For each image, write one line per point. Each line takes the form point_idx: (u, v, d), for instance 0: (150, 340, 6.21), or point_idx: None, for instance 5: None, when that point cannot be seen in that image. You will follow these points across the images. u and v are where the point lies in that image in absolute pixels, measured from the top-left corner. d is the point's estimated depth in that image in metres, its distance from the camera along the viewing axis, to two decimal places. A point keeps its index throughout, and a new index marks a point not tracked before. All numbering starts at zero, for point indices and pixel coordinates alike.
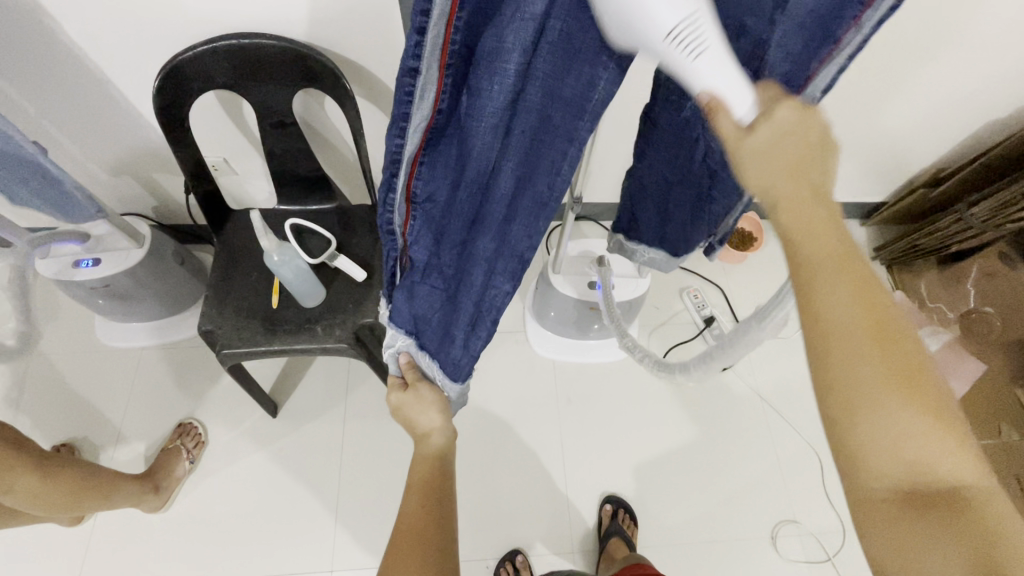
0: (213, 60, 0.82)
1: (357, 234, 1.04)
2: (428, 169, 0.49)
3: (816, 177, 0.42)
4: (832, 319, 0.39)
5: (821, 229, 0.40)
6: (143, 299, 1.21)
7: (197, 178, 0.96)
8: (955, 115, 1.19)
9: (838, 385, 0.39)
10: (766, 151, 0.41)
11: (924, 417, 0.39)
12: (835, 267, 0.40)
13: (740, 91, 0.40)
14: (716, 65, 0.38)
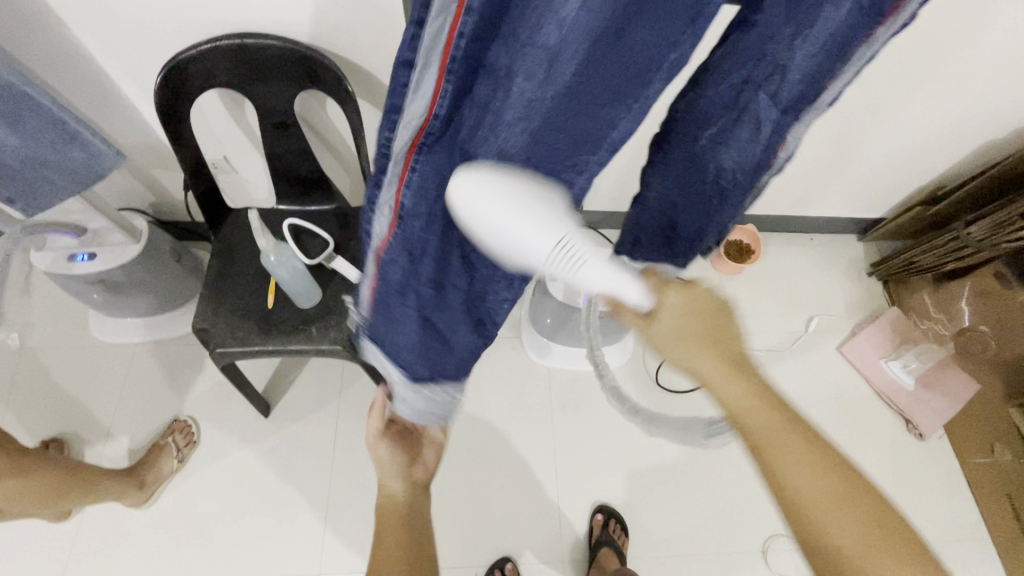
0: (216, 59, 0.82)
1: (355, 236, 1.04)
2: (418, 184, 0.43)
3: (722, 336, 0.56)
4: (799, 494, 0.51)
5: (748, 393, 0.53)
6: (138, 295, 1.21)
7: (196, 176, 0.96)
8: (953, 132, 1.20)
9: (824, 539, 0.50)
10: (672, 329, 0.56)
11: (887, 551, 0.50)
12: (775, 419, 0.52)
13: (628, 287, 0.55)
14: (598, 271, 0.51)
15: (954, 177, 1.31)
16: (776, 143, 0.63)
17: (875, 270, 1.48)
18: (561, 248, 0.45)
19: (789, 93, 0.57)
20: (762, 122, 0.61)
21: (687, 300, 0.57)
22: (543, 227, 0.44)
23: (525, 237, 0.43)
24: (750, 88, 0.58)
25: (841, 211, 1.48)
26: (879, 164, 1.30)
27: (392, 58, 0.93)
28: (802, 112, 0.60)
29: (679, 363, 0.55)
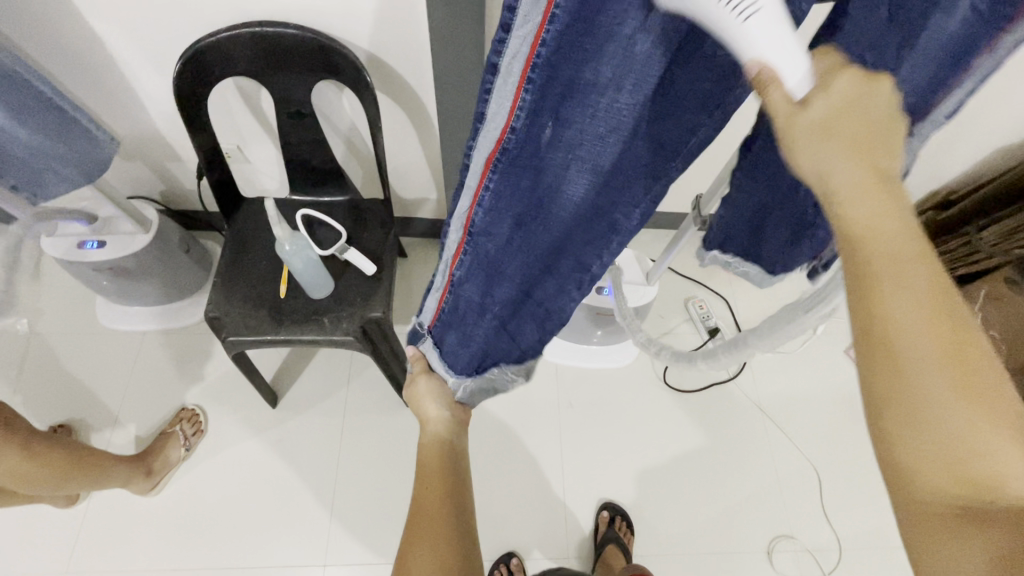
0: (236, 47, 0.82)
1: (368, 228, 1.04)
2: (492, 196, 0.45)
3: (883, 160, 0.34)
4: (901, 340, 0.34)
5: (898, 229, 0.34)
6: (147, 283, 1.21)
7: (211, 164, 0.96)
8: (968, 138, 1.19)
9: (910, 394, 0.34)
10: (830, 127, 0.33)
11: (992, 429, 0.34)
12: (909, 269, 0.34)
13: (793, 60, 0.32)
14: (767, 25, 0.31)
15: (968, 182, 1.31)
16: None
17: None
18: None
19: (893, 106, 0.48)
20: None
21: (852, 92, 0.34)
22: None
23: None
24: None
25: None
26: None
27: (410, 52, 0.93)
28: (914, 126, 0.49)
29: (815, 171, 0.35)
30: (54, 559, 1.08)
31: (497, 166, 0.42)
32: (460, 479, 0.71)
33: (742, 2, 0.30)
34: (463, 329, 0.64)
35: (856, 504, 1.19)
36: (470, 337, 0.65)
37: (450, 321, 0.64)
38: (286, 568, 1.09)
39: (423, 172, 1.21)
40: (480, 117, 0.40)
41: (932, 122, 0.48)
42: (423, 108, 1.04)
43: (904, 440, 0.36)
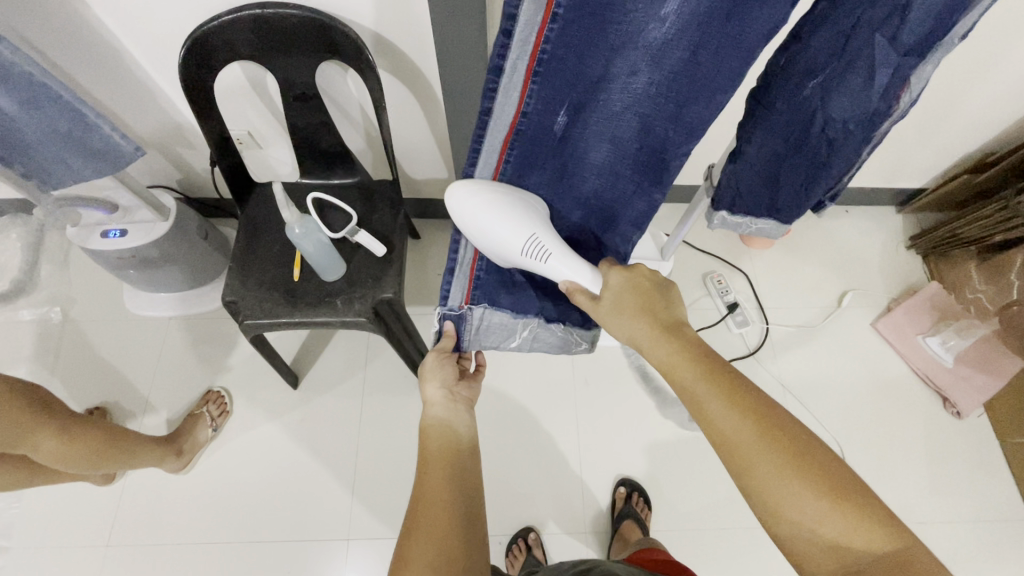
0: (237, 31, 0.82)
1: (377, 210, 1.04)
2: (516, 145, 0.60)
3: (661, 314, 0.60)
4: (728, 434, 0.51)
5: (679, 361, 0.56)
6: (167, 270, 1.24)
7: (222, 151, 0.97)
8: (1006, 97, 1.12)
9: (754, 476, 0.49)
10: (618, 307, 0.62)
11: (822, 495, 0.47)
12: (705, 385, 0.53)
13: (582, 273, 0.65)
14: (560, 262, 0.64)
15: (1004, 144, 1.24)
16: (894, 92, 0.58)
17: (914, 244, 1.43)
18: (531, 246, 0.63)
19: (912, 35, 0.53)
20: (879, 69, 0.57)
21: (629, 278, 0.64)
22: (517, 227, 0.62)
23: (502, 231, 0.62)
24: (865, 28, 0.55)
25: (877, 182, 1.42)
26: (924, 131, 1.23)
27: (412, 28, 0.91)
28: (928, 53, 0.55)
29: (626, 337, 0.62)
30: (95, 533, 1.14)
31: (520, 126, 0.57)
32: (465, 458, 0.67)
33: (538, 256, 0.64)
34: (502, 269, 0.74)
35: (878, 481, 1.18)
36: (521, 287, 0.76)
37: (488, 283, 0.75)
38: (311, 541, 1.13)
39: (433, 152, 1.21)
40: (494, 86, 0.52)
41: (945, 44, 0.53)
42: (427, 86, 1.03)
43: (778, 523, 0.49)
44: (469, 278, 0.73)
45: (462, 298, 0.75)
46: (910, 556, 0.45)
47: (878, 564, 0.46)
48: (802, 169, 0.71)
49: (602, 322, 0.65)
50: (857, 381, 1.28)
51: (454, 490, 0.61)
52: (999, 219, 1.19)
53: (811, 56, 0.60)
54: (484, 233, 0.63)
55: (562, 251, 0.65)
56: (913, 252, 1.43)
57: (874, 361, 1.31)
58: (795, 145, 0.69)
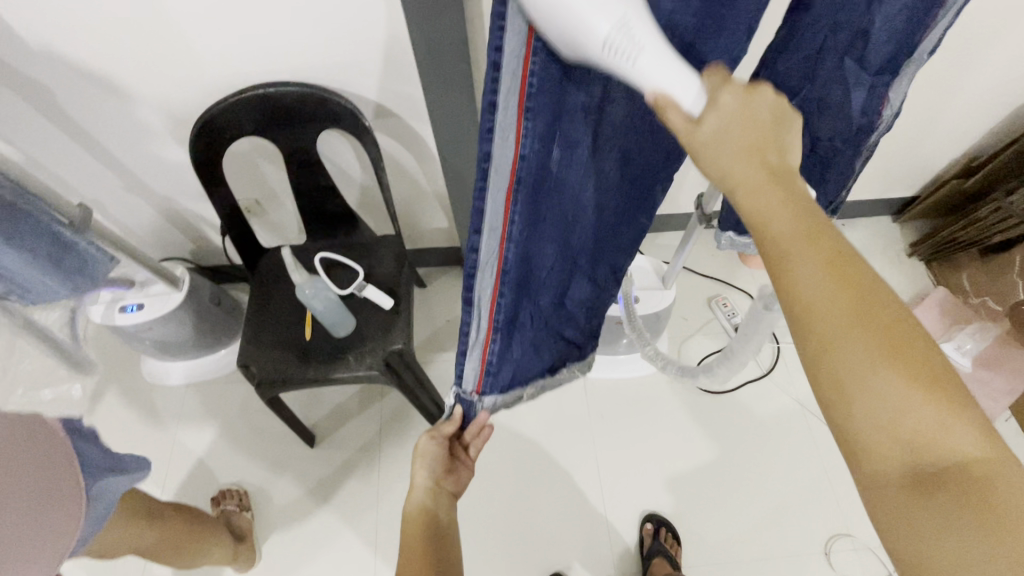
0: (242, 111, 0.88)
1: (382, 263, 1.08)
2: (517, 229, 0.50)
3: (772, 155, 0.38)
4: (808, 296, 0.35)
5: (784, 209, 0.36)
6: (183, 338, 1.27)
7: (232, 220, 1.01)
8: (980, 103, 1.16)
9: (841, 353, 0.34)
10: (715, 137, 0.38)
11: (919, 386, 0.33)
12: (804, 243, 0.35)
13: (684, 84, 0.37)
14: (659, 65, 0.36)
15: (987, 147, 1.27)
16: (874, 106, 0.61)
17: (914, 251, 1.44)
18: (619, 33, 0.34)
19: (880, 56, 0.56)
20: (855, 90, 0.60)
21: (740, 105, 0.38)
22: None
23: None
24: (834, 55, 0.58)
25: (869, 194, 1.44)
26: (906, 142, 1.26)
27: (406, 94, 0.97)
28: (899, 69, 0.58)
29: (715, 175, 0.38)
30: None
31: (517, 201, 0.48)
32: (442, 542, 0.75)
33: (623, 55, 0.35)
34: (509, 360, 0.67)
35: None
36: (530, 358, 0.71)
37: (497, 369, 0.67)
38: None
39: (432, 204, 1.25)
40: (486, 157, 0.43)
41: (914, 59, 0.57)
42: (423, 144, 1.08)
43: (845, 419, 0.35)
44: (482, 364, 0.63)
45: (474, 384, 0.66)
46: (998, 473, 0.33)
47: (960, 474, 0.33)
48: (797, 185, 0.74)
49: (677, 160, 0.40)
50: None
51: (434, 571, 0.70)
52: (994, 220, 1.22)
53: (779, 78, 0.63)
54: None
55: (664, 48, 0.36)
56: (915, 259, 1.44)
57: None
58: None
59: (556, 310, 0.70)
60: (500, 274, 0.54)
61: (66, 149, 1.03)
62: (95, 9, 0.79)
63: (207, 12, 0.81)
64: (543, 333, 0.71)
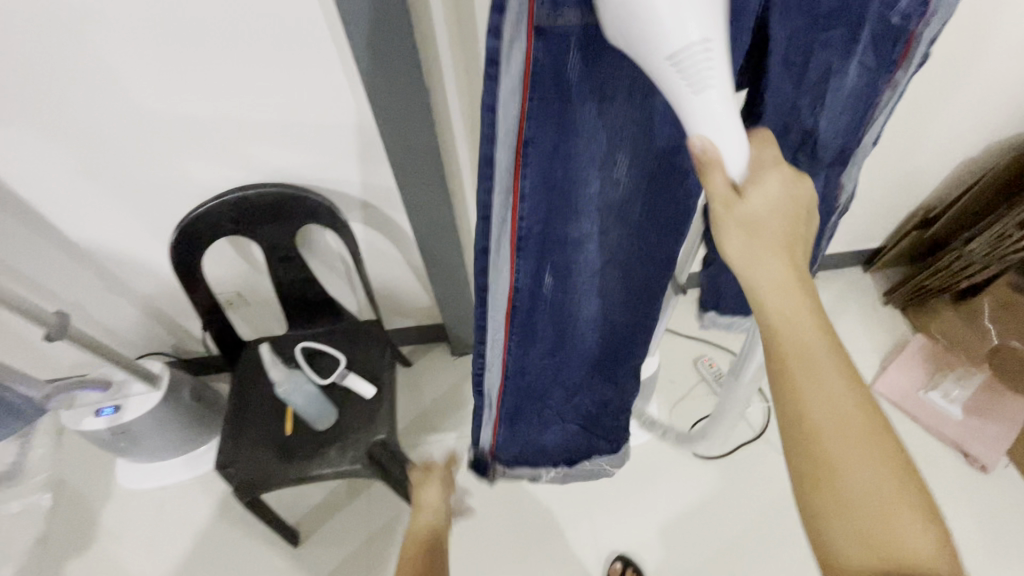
0: (220, 212, 0.91)
1: (364, 349, 1.07)
2: (516, 326, 0.66)
3: (805, 263, 0.48)
4: (815, 383, 0.46)
5: (804, 309, 0.46)
6: (161, 436, 1.23)
7: (211, 317, 1.02)
8: (929, 160, 1.22)
9: (808, 396, 0.46)
10: (762, 227, 0.46)
11: (886, 472, 0.44)
12: (817, 340, 0.46)
13: (732, 146, 0.43)
14: (718, 100, 0.40)
15: (941, 199, 1.32)
16: (831, 190, 0.67)
17: (889, 299, 1.46)
18: (689, 57, 0.38)
19: (828, 149, 0.61)
20: (812, 177, 0.64)
21: (788, 198, 0.47)
22: (686, 18, 0.37)
23: (663, 20, 0.37)
24: (787, 152, 0.62)
25: (840, 247, 1.47)
26: (868, 198, 1.31)
27: (380, 186, 1.00)
28: (849, 158, 0.64)
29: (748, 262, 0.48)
30: None
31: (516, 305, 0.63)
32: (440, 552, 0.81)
33: (689, 78, 0.39)
34: (521, 412, 0.85)
35: None
36: (540, 413, 0.88)
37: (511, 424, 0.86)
38: None
39: (412, 283, 1.27)
40: (486, 288, 0.58)
41: (860, 148, 0.63)
42: (399, 229, 1.11)
43: (827, 491, 0.45)
44: (494, 425, 0.83)
45: (491, 439, 0.86)
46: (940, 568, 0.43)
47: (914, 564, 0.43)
48: None
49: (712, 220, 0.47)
50: None
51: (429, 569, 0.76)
52: (959, 267, 1.26)
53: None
54: (626, 8, 0.37)
55: (726, 94, 0.41)
56: (890, 307, 1.46)
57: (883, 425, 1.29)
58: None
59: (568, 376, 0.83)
60: (506, 356, 0.71)
61: (47, 256, 1.03)
62: (79, 123, 0.83)
63: (192, 120, 0.85)
64: (554, 396, 0.86)
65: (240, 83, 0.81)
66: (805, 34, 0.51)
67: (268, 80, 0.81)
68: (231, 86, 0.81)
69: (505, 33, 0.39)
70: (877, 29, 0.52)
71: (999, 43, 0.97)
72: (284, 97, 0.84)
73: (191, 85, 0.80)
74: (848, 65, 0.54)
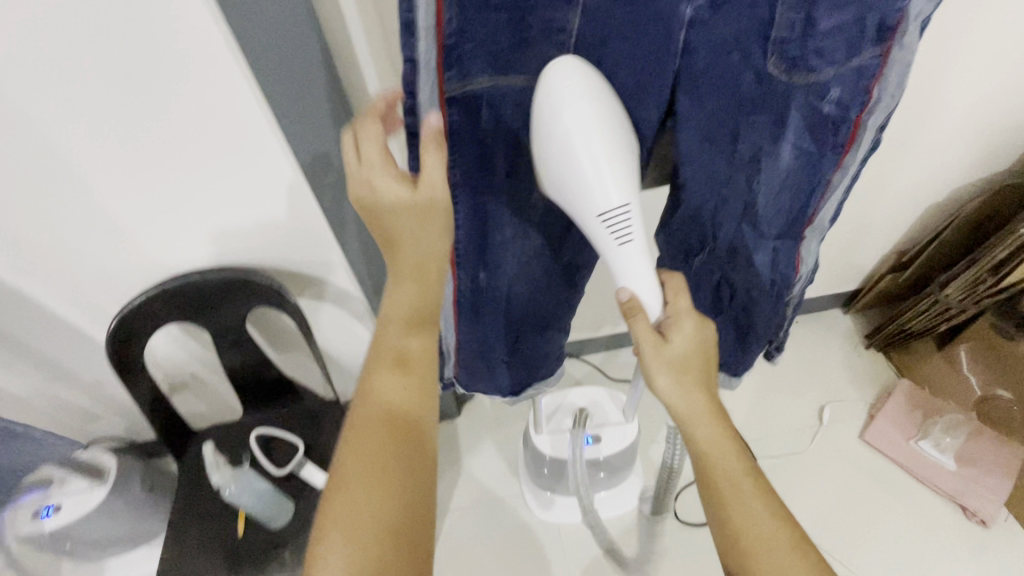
0: (162, 300, 0.87)
1: (324, 433, 1.02)
2: (463, 306, 0.77)
3: (709, 380, 0.61)
4: (731, 482, 0.57)
5: (710, 420, 0.59)
6: (111, 534, 1.14)
7: (156, 408, 0.97)
8: (899, 207, 1.19)
9: (731, 500, 0.57)
10: (681, 352, 0.59)
11: (795, 552, 0.55)
12: (723, 444, 0.58)
13: (647, 293, 0.57)
14: (636, 251, 0.55)
15: (914, 242, 1.30)
16: (787, 264, 0.67)
17: (870, 342, 1.41)
18: (613, 216, 0.52)
19: (771, 225, 0.64)
20: (760, 251, 0.67)
21: (695, 332, 0.60)
22: (607, 184, 0.51)
23: (581, 171, 0.51)
24: (730, 221, 0.65)
25: (818, 292, 1.44)
26: (841, 245, 1.28)
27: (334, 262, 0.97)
28: (801, 236, 0.65)
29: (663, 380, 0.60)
30: None
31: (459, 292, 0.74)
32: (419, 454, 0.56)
33: (617, 227, 0.53)
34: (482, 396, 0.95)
35: None
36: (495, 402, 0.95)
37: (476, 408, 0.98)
38: None
39: None
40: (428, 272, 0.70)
41: (815, 226, 0.64)
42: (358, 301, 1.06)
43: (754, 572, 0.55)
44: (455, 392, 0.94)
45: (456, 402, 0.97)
46: None
47: None
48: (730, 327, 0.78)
49: (642, 359, 0.59)
50: (864, 507, 1.22)
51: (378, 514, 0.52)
52: (937, 309, 1.23)
53: (680, 242, 0.70)
54: (558, 151, 0.51)
55: (640, 246, 0.55)
56: (873, 350, 1.41)
57: (876, 476, 1.25)
58: (712, 303, 0.77)
59: (522, 365, 0.90)
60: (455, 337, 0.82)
61: None
62: None
63: (127, 216, 0.79)
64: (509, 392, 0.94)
65: (178, 180, 0.75)
66: (728, 119, 0.56)
67: (200, 181, 0.76)
68: (157, 188, 0.76)
69: (420, 80, 0.49)
70: (810, 116, 0.54)
71: (955, 97, 0.96)
72: (223, 194, 0.79)
73: (119, 185, 0.75)
74: (782, 148, 0.58)
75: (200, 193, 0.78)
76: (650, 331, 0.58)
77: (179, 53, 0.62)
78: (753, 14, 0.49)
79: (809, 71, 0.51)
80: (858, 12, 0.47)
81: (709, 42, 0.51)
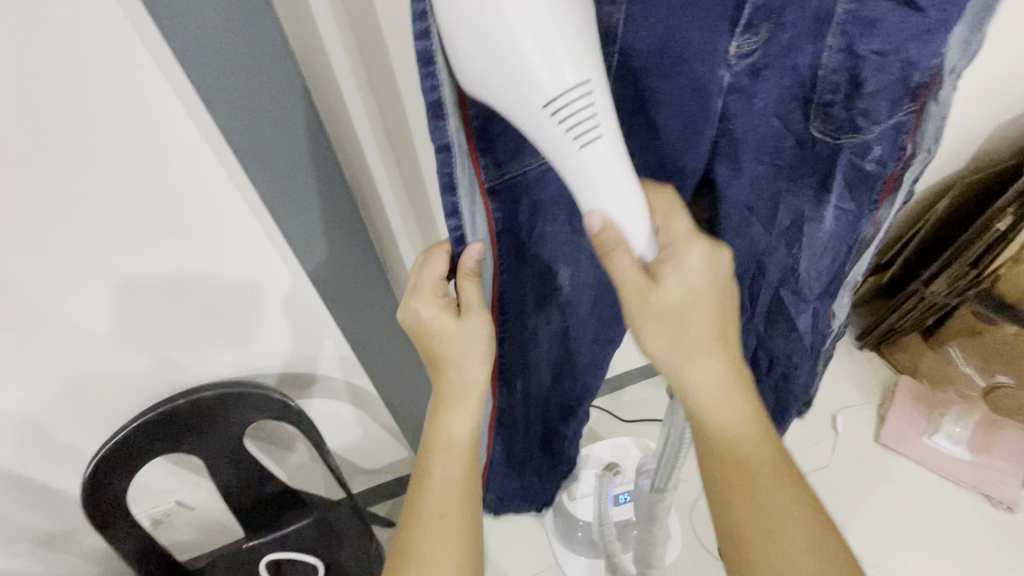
0: (143, 436, 0.75)
1: (344, 545, 0.94)
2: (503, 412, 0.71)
3: (723, 315, 0.52)
4: (734, 444, 0.51)
5: (716, 379, 0.51)
6: None
7: (147, 556, 0.85)
8: None
9: (739, 464, 0.51)
10: (679, 291, 0.48)
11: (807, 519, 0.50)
12: (729, 402, 0.51)
13: (633, 221, 0.45)
14: (608, 157, 0.40)
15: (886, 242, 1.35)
16: (826, 324, 0.65)
17: (863, 342, 1.42)
18: (566, 106, 0.36)
19: (812, 288, 0.62)
20: (800, 313, 0.64)
21: (701, 264, 0.49)
22: (564, 72, 0.35)
23: (526, 57, 0.34)
24: (767, 283, 0.64)
25: None
26: None
27: (331, 353, 0.89)
28: (836, 295, 0.63)
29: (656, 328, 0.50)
30: None
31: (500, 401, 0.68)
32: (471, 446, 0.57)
33: (572, 127, 0.37)
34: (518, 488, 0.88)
35: None
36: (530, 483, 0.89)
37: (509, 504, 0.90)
38: None
39: (380, 437, 1.11)
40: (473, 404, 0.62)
41: (849, 285, 0.62)
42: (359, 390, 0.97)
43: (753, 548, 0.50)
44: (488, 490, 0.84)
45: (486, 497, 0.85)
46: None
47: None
48: (768, 392, 0.77)
49: (628, 308, 0.49)
50: (891, 508, 1.23)
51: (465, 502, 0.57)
52: (924, 305, 1.25)
53: None
54: (482, 33, 0.34)
55: (614, 144, 0.40)
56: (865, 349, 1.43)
57: (897, 477, 1.26)
58: (749, 364, 0.76)
59: (556, 452, 0.85)
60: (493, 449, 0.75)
61: None
62: None
63: (100, 320, 0.71)
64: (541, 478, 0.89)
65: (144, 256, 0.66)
66: (769, 179, 0.56)
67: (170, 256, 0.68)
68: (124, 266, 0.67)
69: (461, 208, 0.43)
70: (849, 177, 0.52)
71: None
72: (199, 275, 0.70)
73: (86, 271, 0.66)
74: (822, 211, 0.56)
75: (182, 287, 0.71)
76: (636, 270, 0.46)
77: (170, 146, 0.56)
78: (792, 78, 0.48)
79: (853, 133, 0.49)
80: (902, 72, 0.44)
81: (750, 107, 0.49)
